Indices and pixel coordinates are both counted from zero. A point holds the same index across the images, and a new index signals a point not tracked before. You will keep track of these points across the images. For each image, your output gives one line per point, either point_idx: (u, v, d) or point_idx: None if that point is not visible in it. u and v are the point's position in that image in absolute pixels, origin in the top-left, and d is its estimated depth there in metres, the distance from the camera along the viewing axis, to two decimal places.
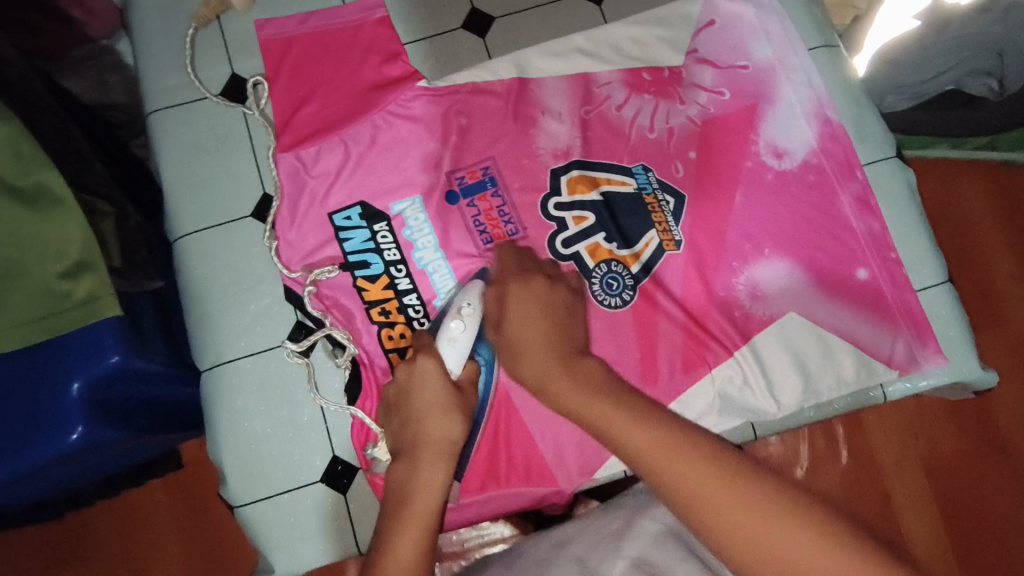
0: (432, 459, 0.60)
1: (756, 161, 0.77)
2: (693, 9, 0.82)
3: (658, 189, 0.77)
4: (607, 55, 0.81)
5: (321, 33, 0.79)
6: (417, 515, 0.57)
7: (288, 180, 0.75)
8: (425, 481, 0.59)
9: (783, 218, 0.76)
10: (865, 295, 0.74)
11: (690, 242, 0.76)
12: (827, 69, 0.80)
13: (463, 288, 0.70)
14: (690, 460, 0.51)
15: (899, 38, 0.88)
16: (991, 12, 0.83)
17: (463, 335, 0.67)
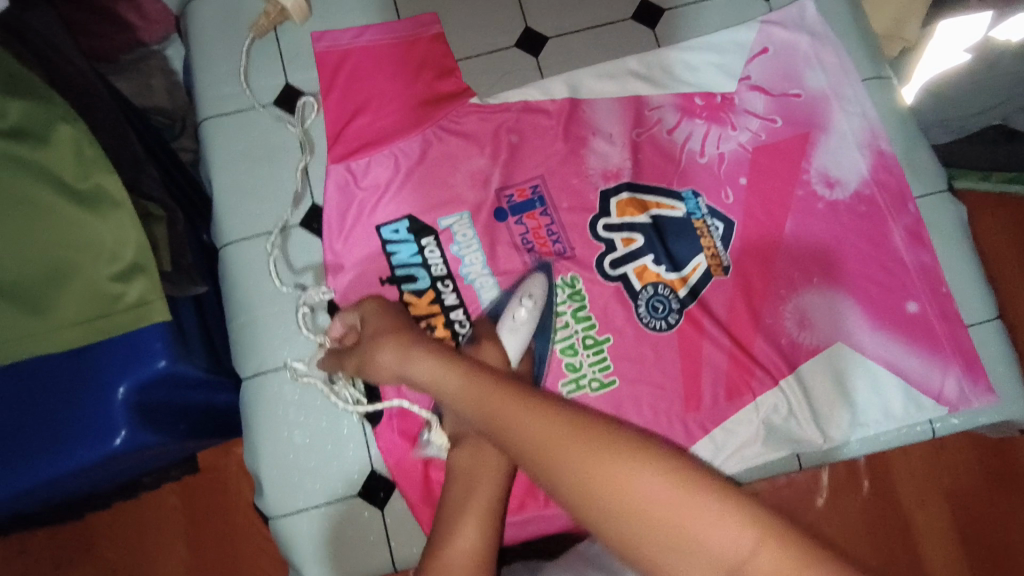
0: (488, 460, 0.60)
1: (806, 189, 0.77)
2: (748, 36, 0.81)
3: (707, 215, 0.77)
4: (660, 78, 0.81)
5: (377, 47, 0.79)
6: (472, 520, 0.56)
7: (338, 191, 0.76)
8: (487, 469, 0.60)
9: (833, 247, 0.75)
10: (916, 329, 0.72)
11: (738, 268, 0.75)
12: (880, 100, 0.79)
13: (525, 279, 0.73)
14: (566, 447, 0.44)
15: (949, 72, 0.86)
16: None
17: (523, 325, 0.69)
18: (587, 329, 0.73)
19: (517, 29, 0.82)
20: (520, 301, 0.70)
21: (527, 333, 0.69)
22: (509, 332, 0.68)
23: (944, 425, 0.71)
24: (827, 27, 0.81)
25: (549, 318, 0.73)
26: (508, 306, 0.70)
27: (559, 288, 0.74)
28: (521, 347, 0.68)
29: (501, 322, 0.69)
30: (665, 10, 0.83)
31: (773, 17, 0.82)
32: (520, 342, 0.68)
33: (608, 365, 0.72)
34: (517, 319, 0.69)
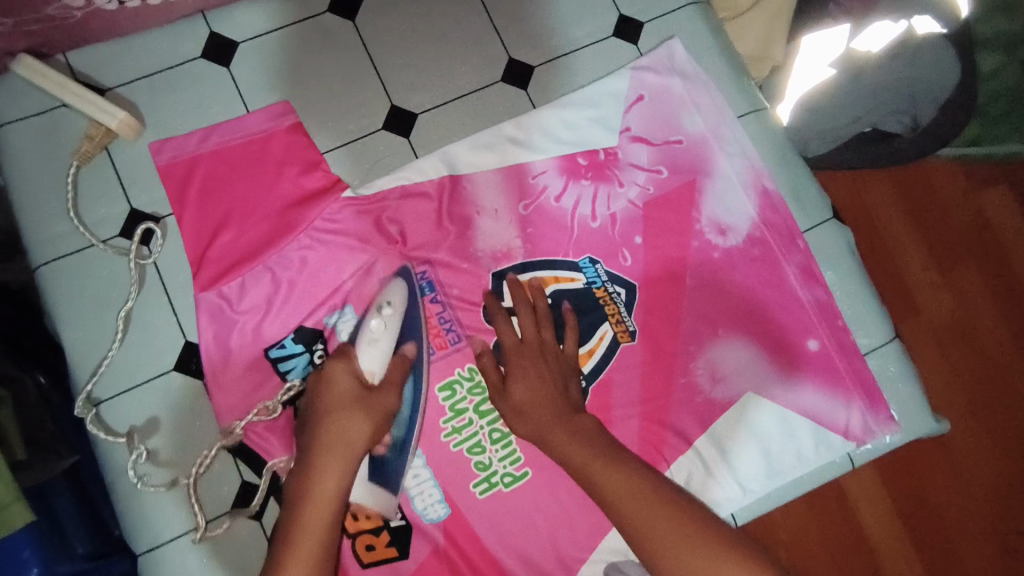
0: (334, 461, 0.60)
1: (698, 241, 0.77)
2: (621, 85, 0.80)
3: (607, 282, 0.77)
4: (539, 140, 0.78)
5: (228, 150, 0.72)
6: (312, 521, 0.57)
7: (211, 322, 0.69)
8: (321, 479, 0.59)
9: (732, 296, 0.76)
10: (818, 366, 0.75)
11: (643, 332, 0.75)
12: (760, 136, 0.80)
13: (384, 286, 0.71)
14: (615, 478, 0.59)
15: (818, 86, 0.89)
16: (901, 56, 0.87)
17: (382, 336, 0.67)
18: (492, 421, 0.72)
19: (383, 108, 0.76)
20: (377, 310, 0.69)
21: (387, 348, 0.67)
22: (365, 347, 0.67)
23: (860, 453, 0.74)
24: (698, 67, 0.81)
25: (452, 417, 0.72)
26: (366, 320, 0.69)
27: (459, 381, 0.72)
28: (378, 362, 0.66)
29: (359, 338, 0.68)
30: (535, 67, 0.79)
31: (643, 62, 0.80)
32: (379, 359, 0.66)
33: (518, 457, 0.72)
34: (375, 332, 0.67)
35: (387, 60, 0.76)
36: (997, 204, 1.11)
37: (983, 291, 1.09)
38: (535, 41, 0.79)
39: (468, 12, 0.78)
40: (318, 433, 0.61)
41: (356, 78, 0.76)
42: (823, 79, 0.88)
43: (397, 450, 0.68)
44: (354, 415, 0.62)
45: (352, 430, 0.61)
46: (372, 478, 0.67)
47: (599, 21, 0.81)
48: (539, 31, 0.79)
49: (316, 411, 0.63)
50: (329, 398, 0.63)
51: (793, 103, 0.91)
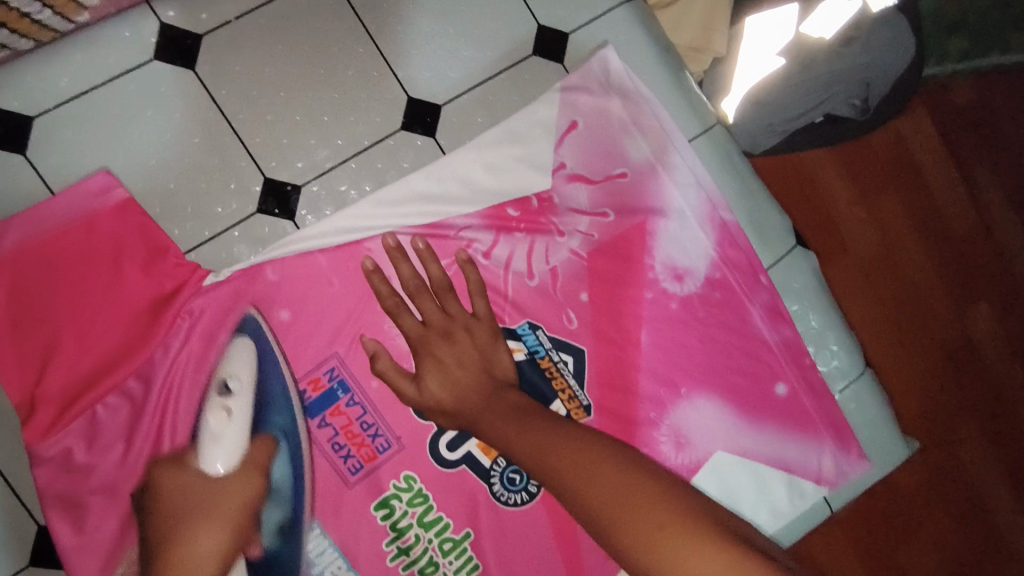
0: (207, 522, 0.53)
1: (653, 289, 0.67)
2: (549, 112, 0.66)
3: (551, 348, 0.65)
4: (454, 191, 0.64)
5: (36, 248, 0.55)
6: (178, 574, 0.51)
7: (58, 482, 0.55)
8: (192, 548, 0.52)
9: (695, 349, 0.67)
10: (787, 413, 0.68)
11: (599, 404, 0.65)
12: (713, 159, 0.69)
13: (228, 352, 0.58)
14: (567, 461, 0.49)
15: (767, 78, 0.77)
16: (853, 43, 0.75)
17: (230, 431, 0.56)
18: (442, 532, 0.62)
19: (255, 181, 0.61)
20: (222, 392, 0.57)
21: (238, 436, 0.57)
22: (211, 447, 0.56)
23: (836, 494, 0.70)
24: (639, 81, 0.68)
25: (396, 538, 0.61)
26: (206, 407, 0.57)
27: (395, 496, 0.62)
28: (229, 458, 0.56)
29: (200, 437, 0.56)
30: (442, 105, 0.65)
31: (574, 79, 0.66)
32: (225, 453, 0.56)
33: (476, 565, 0.63)
34: (218, 428, 0.56)
35: (256, 119, 0.61)
36: (915, 129, 1.01)
37: (902, 219, 0.99)
38: (436, 70, 0.64)
39: (349, 47, 0.62)
40: (180, 500, 0.54)
41: (217, 146, 0.60)
42: (773, 71, 0.76)
43: (284, 533, 0.58)
44: (245, 480, 0.57)
45: (237, 491, 0.56)
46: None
47: (514, 36, 0.66)
48: (440, 59, 0.64)
49: (169, 486, 0.55)
50: (173, 492, 0.55)
51: (738, 99, 0.80)
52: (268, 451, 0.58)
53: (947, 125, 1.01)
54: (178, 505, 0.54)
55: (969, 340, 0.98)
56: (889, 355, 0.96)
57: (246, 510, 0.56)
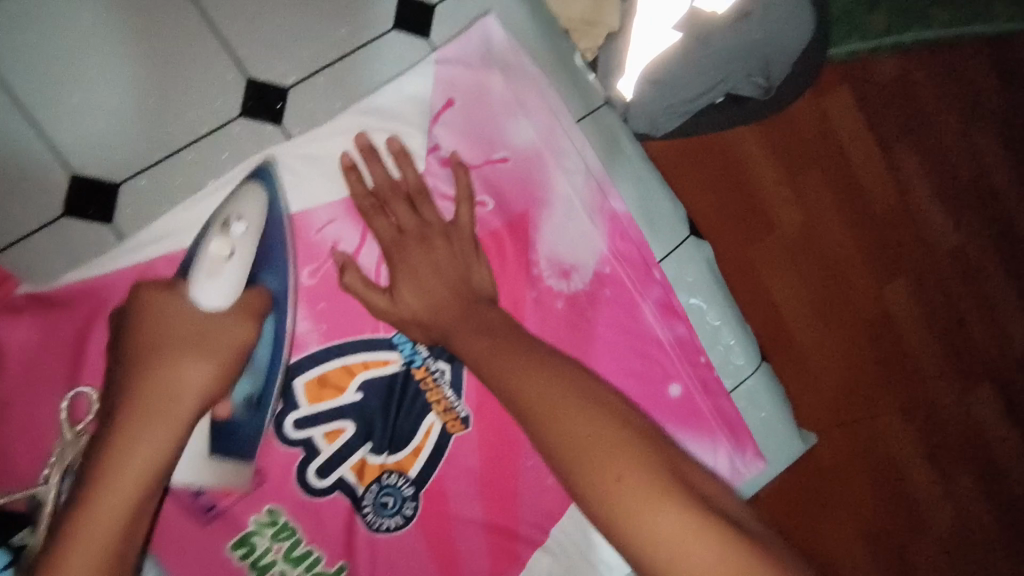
0: (198, 351, 0.48)
1: (538, 287, 0.61)
2: (422, 89, 0.59)
3: (429, 357, 0.59)
4: (313, 182, 0.57)
5: None
6: (158, 409, 0.44)
7: None
8: (182, 377, 0.46)
9: (586, 348, 0.62)
10: (681, 414, 0.65)
11: (478, 416, 0.60)
12: (603, 143, 0.64)
13: (237, 188, 0.54)
14: (569, 416, 0.41)
15: (660, 58, 0.72)
16: (748, 20, 0.70)
17: (229, 267, 0.52)
18: (312, 567, 0.57)
19: (64, 179, 0.53)
20: (225, 227, 0.53)
21: (235, 278, 0.52)
22: (205, 279, 0.51)
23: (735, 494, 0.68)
24: (523, 55, 0.62)
25: None
26: (206, 237, 0.53)
27: (257, 533, 0.55)
28: (226, 292, 0.52)
29: (196, 262, 0.52)
30: (289, 87, 0.57)
31: (449, 51, 0.60)
32: (220, 292, 0.52)
33: None
34: (218, 259, 0.52)
35: (63, 102, 0.52)
36: (836, 107, 1.03)
37: (822, 197, 1.00)
38: (281, 45, 0.57)
39: (174, 21, 0.54)
40: (167, 328, 0.48)
41: (15, 137, 0.52)
42: (668, 46, 0.72)
43: (253, 409, 0.54)
44: (238, 322, 0.51)
45: (230, 333, 0.50)
46: (216, 449, 0.54)
47: (371, 5, 0.59)
48: (284, 32, 0.57)
49: (151, 310, 0.50)
50: (172, 322, 0.49)
51: (635, 80, 0.75)
52: (263, 301, 0.54)
53: (865, 105, 1.04)
54: (165, 330, 0.48)
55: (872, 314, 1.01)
56: (793, 335, 0.98)
57: (237, 352, 0.50)
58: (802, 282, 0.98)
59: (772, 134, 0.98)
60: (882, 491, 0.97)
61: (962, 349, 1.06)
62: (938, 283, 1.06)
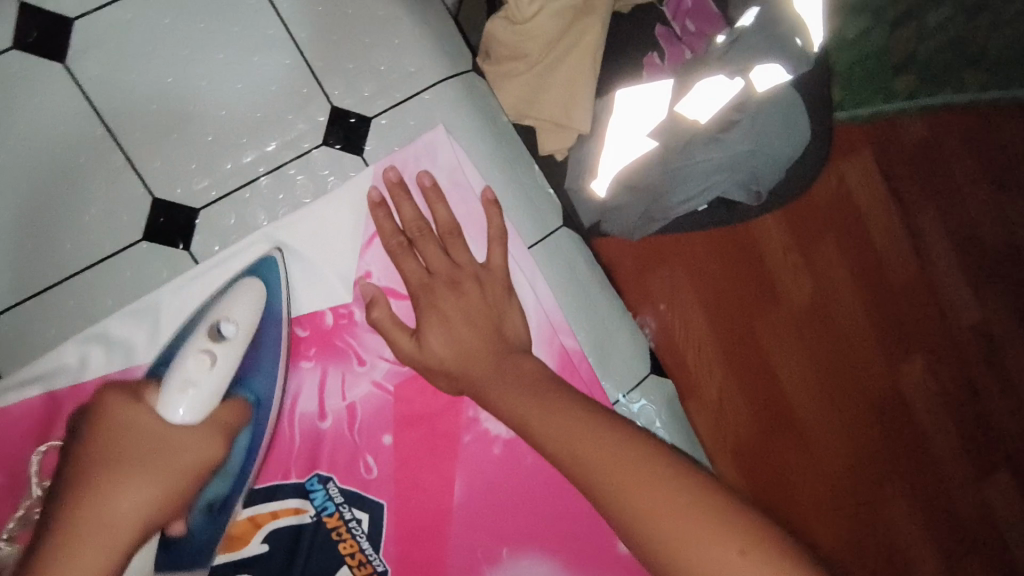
0: (152, 477, 0.47)
1: (470, 430, 0.58)
2: (358, 208, 0.57)
3: (344, 504, 0.57)
4: None
5: None
6: (96, 537, 0.45)
7: None
8: (125, 502, 0.46)
9: (521, 500, 0.58)
10: (626, 574, 0.59)
11: (397, 569, 0.57)
12: (554, 272, 0.64)
13: (232, 291, 0.52)
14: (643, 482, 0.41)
15: (636, 165, 0.67)
16: (736, 125, 0.64)
17: (204, 386, 0.49)
18: None
19: None
20: (214, 336, 0.50)
21: (210, 395, 0.49)
22: (179, 394, 0.48)
23: None
24: (472, 173, 0.60)
25: None
26: (188, 348, 0.50)
27: None
28: (200, 408, 0.49)
29: (170, 376, 0.49)
30: (199, 210, 0.56)
31: (394, 162, 0.59)
32: (194, 405, 0.49)
33: None
34: (192, 373, 0.49)
35: None
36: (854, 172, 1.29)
37: (831, 267, 1.24)
38: (201, 160, 0.56)
39: (94, 136, 0.54)
40: (125, 441, 0.47)
41: None
42: (645, 153, 0.67)
43: (209, 513, 0.53)
44: (206, 438, 0.50)
45: (192, 450, 0.49)
46: (161, 560, 0.52)
47: (302, 118, 0.57)
48: (206, 146, 0.56)
49: (114, 414, 0.50)
50: (128, 435, 0.48)
51: (609, 181, 0.68)
52: (237, 414, 0.52)
53: (887, 168, 1.30)
54: (123, 441, 0.48)
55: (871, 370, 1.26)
56: (791, 403, 1.20)
57: (188, 475, 0.49)
58: (829, 332, 1.24)
59: (790, 217, 1.22)
60: (883, 500, 1.23)
61: (942, 383, 1.30)
62: (934, 334, 1.31)
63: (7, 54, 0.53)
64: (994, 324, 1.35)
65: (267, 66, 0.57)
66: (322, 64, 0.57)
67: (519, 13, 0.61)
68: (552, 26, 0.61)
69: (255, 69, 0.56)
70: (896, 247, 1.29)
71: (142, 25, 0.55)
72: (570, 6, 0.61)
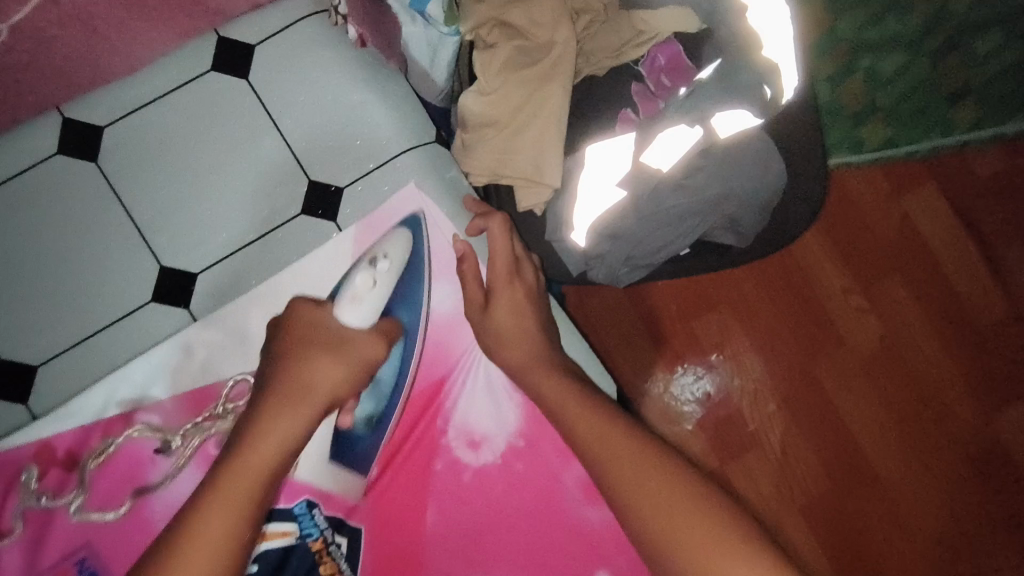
0: (330, 357, 0.58)
1: (445, 459, 0.65)
2: (344, 257, 0.68)
3: (328, 529, 0.64)
4: (231, 348, 0.66)
5: None
6: (298, 398, 0.54)
7: None
8: (312, 374, 0.56)
9: (498, 526, 0.64)
10: None
11: None
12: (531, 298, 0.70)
13: (385, 236, 0.68)
14: (628, 455, 0.51)
15: (610, 213, 0.70)
16: (701, 171, 0.67)
17: (368, 294, 0.64)
18: None
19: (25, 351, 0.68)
20: (371, 264, 0.66)
21: (372, 302, 0.64)
22: (349, 303, 0.64)
23: None
24: (444, 217, 0.69)
25: None
26: (355, 271, 0.66)
27: None
28: (367, 313, 0.64)
29: (342, 292, 0.65)
30: (197, 274, 0.70)
31: (370, 218, 0.69)
32: (364, 311, 0.64)
33: None
34: (360, 289, 0.65)
35: (44, 280, 0.69)
36: (917, 206, 1.25)
37: (902, 308, 1.23)
38: (203, 231, 0.70)
39: (122, 215, 0.70)
40: (315, 330, 0.60)
41: (11, 312, 0.68)
42: (614, 202, 0.70)
43: (371, 425, 0.64)
44: (373, 341, 0.62)
45: (367, 347, 0.61)
46: (335, 455, 0.64)
47: (288, 190, 0.71)
48: (209, 218, 0.70)
49: (302, 314, 0.62)
50: (318, 329, 0.60)
51: (587, 232, 0.71)
52: (396, 329, 0.65)
53: (959, 195, 1.25)
54: (311, 334, 0.59)
55: (958, 418, 1.22)
56: (863, 451, 1.21)
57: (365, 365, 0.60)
58: (900, 366, 1.23)
59: (843, 247, 1.23)
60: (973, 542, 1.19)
61: None
62: None
63: (53, 156, 0.70)
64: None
65: (256, 151, 0.71)
66: (305, 146, 0.71)
67: (485, 87, 0.69)
68: (515, 95, 0.68)
69: (243, 153, 0.71)
70: (974, 282, 1.24)
71: (156, 126, 0.71)
72: (530, 77, 0.68)
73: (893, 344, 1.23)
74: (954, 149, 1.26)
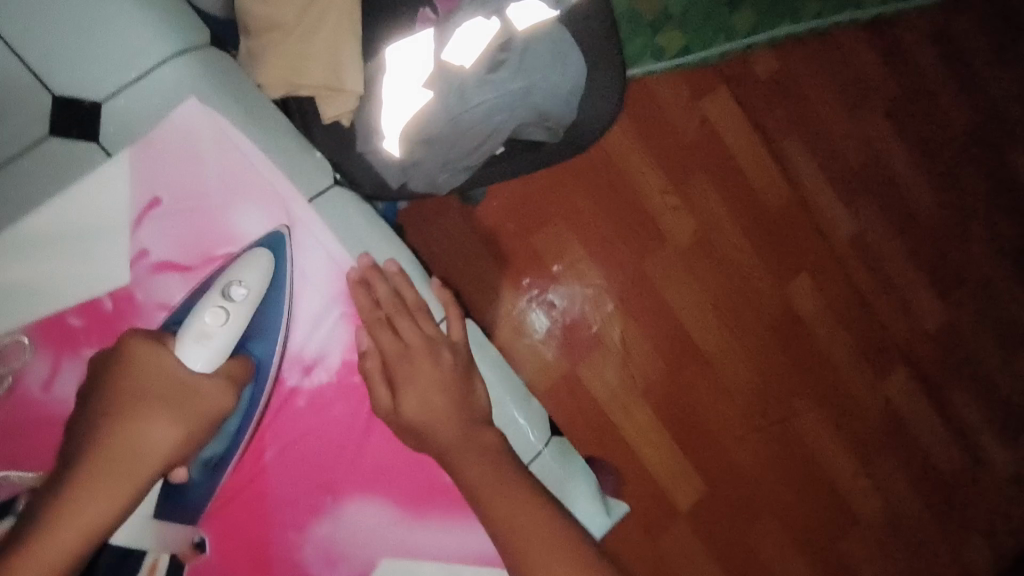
0: (164, 414, 0.54)
1: (276, 389, 0.65)
2: (122, 189, 0.63)
3: (152, 486, 0.62)
4: None
5: None
6: (119, 473, 0.52)
7: None
8: (137, 441, 0.53)
9: (337, 443, 0.67)
10: (448, 499, 0.68)
11: (220, 521, 0.64)
12: (344, 212, 0.69)
13: (243, 259, 0.63)
14: None
15: (420, 116, 0.68)
16: (505, 67, 0.67)
17: (216, 335, 0.58)
18: None
19: None
20: (224, 295, 0.60)
21: (222, 343, 0.58)
22: (194, 343, 0.57)
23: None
24: (237, 137, 0.65)
25: None
26: (205, 305, 0.59)
27: None
28: (213, 359, 0.58)
29: (188, 326, 0.58)
30: None
31: (148, 143, 0.63)
32: (209, 355, 0.58)
33: None
34: (208, 327, 0.58)
35: None
36: (713, 109, 1.36)
37: (709, 204, 1.36)
38: None
39: None
40: (148, 384, 0.55)
41: None
42: (423, 105, 0.67)
43: (207, 469, 0.63)
44: (221, 389, 0.58)
45: (214, 401, 0.57)
46: (159, 510, 0.62)
47: (25, 108, 0.60)
48: None
49: (141, 356, 0.57)
50: (149, 381, 0.55)
51: (399, 140, 0.69)
52: (243, 370, 0.61)
53: (746, 95, 1.39)
54: (144, 384, 0.55)
55: (759, 292, 1.40)
56: (688, 334, 1.34)
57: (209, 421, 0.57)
58: (711, 254, 1.37)
59: (654, 149, 1.32)
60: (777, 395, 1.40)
61: (827, 294, 1.44)
62: (808, 244, 1.43)
63: None
64: (867, 231, 1.48)
65: None
66: (38, 57, 0.60)
67: None
68: None
69: None
70: (763, 173, 1.40)
71: None
72: None
73: (704, 234, 1.36)
74: (739, 52, 1.38)
